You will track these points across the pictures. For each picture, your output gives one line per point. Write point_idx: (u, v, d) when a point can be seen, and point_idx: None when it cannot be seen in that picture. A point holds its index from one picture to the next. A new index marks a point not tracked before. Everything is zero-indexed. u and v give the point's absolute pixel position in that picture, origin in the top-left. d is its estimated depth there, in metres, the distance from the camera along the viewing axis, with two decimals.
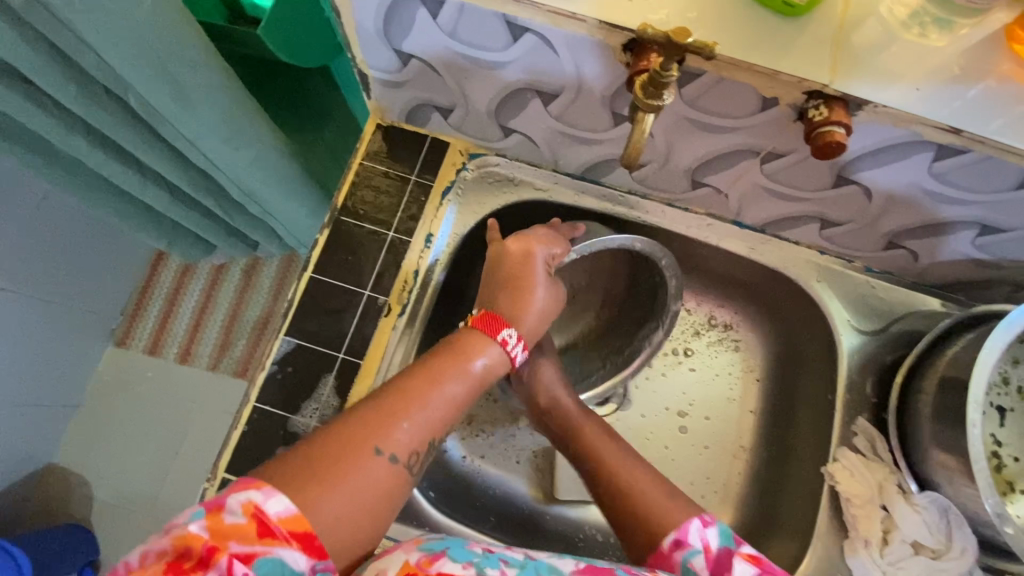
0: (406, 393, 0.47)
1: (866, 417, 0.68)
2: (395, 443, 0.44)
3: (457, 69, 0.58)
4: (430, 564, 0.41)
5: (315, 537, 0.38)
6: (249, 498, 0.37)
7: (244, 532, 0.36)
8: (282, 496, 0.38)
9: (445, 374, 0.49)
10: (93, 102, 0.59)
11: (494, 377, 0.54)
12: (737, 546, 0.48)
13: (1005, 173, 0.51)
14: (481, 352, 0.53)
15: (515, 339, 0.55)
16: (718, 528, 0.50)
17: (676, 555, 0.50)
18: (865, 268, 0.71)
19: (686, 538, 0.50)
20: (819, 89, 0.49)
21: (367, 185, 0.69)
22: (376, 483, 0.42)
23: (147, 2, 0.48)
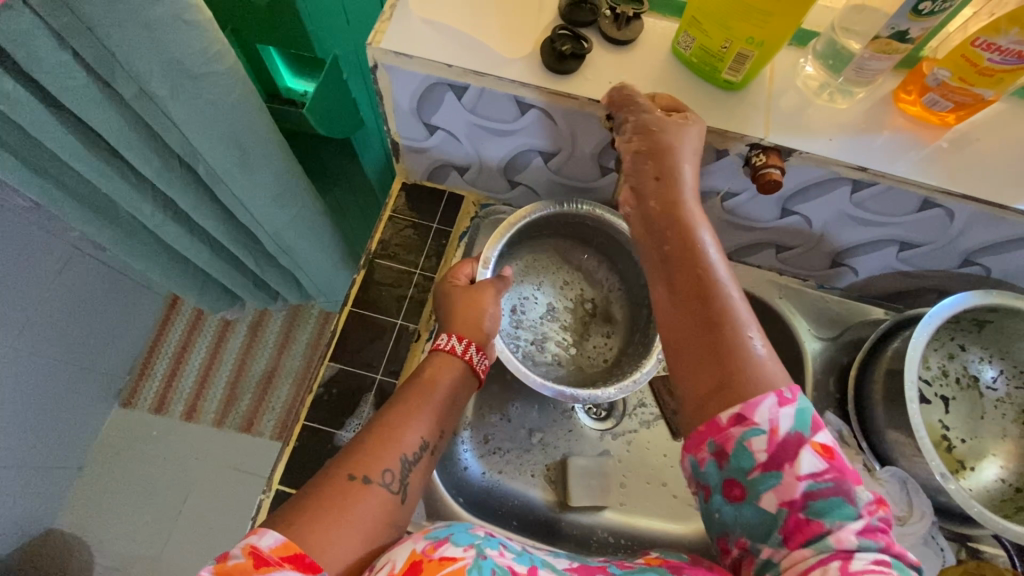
0: (381, 429, 0.59)
1: (832, 410, 0.79)
2: (379, 472, 0.56)
3: (476, 137, 0.73)
4: (434, 550, 0.49)
5: (305, 556, 0.47)
6: (246, 542, 0.46)
7: (244, 568, 0.45)
8: (270, 533, 0.47)
9: (417, 406, 0.62)
10: (171, 171, 0.75)
11: (460, 391, 0.67)
12: (810, 436, 0.46)
13: (908, 200, 0.65)
14: (444, 378, 0.66)
15: (457, 342, 0.68)
16: (794, 408, 0.47)
17: (735, 429, 0.47)
18: (818, 285, 0.86)
19: (755, 416, 0.47)
20: (757, 141, 0.62)
21: (396, 234, 0.85)
22: (371, 508, 0.53)
23: (235, 96, 0.65)
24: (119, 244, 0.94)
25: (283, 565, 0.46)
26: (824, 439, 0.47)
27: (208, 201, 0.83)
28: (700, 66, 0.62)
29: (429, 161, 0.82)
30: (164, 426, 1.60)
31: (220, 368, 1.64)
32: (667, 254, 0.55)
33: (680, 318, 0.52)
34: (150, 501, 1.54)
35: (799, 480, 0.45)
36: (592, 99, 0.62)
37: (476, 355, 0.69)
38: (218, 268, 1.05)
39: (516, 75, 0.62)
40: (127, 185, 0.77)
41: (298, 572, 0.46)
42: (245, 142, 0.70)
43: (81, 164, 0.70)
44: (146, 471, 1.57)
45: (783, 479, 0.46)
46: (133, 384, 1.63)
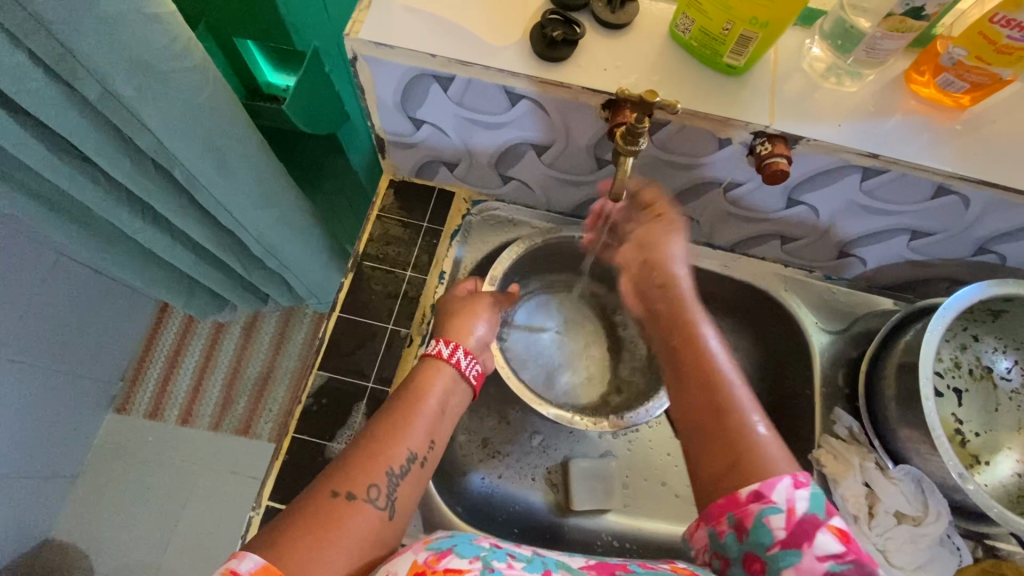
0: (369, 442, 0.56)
1: (842, 406, 0.76)
2: (365, 489, 0.52)
3: (464, 131, 0.69)
4: (437, 562, 0.46)
5: None
6: (227, 566, 0.44)
7: None
8: (250, 555, 0.44)
9: (406, 412, 0.59)
10: (144, 175, 0.71)
11: (454, 396, 0.63)
12: (827, 516, 0.48)
13: (920, 187, 0.62)
14: (435, 383, 0.62)
15: (446, 346, 0.65)
16: (810, 492, 0.49)
17: (754, 506, 0.49)
18: (825, 277, 0.83)
19: (770, 492, 0.49)
20: (762, 129, 0.59)
21: (385, 234, 0.81)
22: (356, 527, 0.50)
23: (206, 96, 0.61)
24: (99, 250, 0.91)
25: None
26: (841, 522, 0.48)
27: (187, 205, 0.79)
28: (700, 49, 0.59)
29: (417, 156, 0.78)
30: (160, 432, 1.57)
31: (215, 372, 1.61)
32: (675, 348, 0.62)
33: (692, 405, 0.58)
34: (147, 509, 1.52)
35: (818, 557, 0.46)
36: (586, 88, 0.58)
37: (465, 359, 0.65)
38: (204, 273, 1.01)
39: (504, 65, 0.58)
40: (101, 191, 0.73)
41: None
42: (220, 142, 0.67)
43: (49, 170, 0.67)
44: (142, 478, 1.54)
45: (803, 558, 0.47)
46: (127, 390, 1.60)
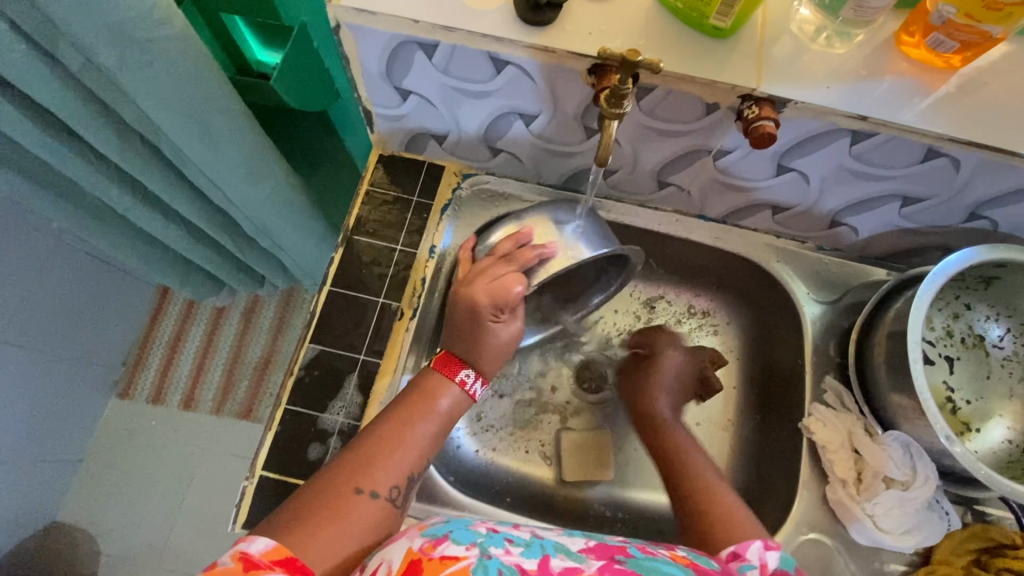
0: (376, 441, 0.59)
1: (833, 375, 0.76)
2: (376, 482, 0.56)
3: (451, 101, 0.69)
4: (433, 548, 0.46)
5: (295, 559, 0.48)
6: (237, 549, 0.47)
7: (231, 572, 0.46)
8: (260, 538, 0.48)
9: (414, 416, 0.62)
10: (132, 149, 0.71)
11: (460, 413, 0.67)
12: (799, 569, 0.51)
13: (910, 150, 0.61)
14: (446, 393, 0.66)
15: (472, 378, 0.68)
16: (781, 553, 0.54)
17: (732, 565, 0.54)
18: (817, 247, 0.82)
19: (744, 552, 0.55)
20: (749, 92, 0.58)
21: (375, 208, 0.81)
22: (365, 515, 0.54)
23: (189, 65, 0.61)
24: (93, 230, 0.91)
25: (273, 569, 0.47)
26: (813, 573, 0.51)
27: (177, 183, 0.79)
28: (687, 12, 0.58)
29: (405, 129, 0.77)
30: (162, 416, 1.59)
31: (215, 356, 1.62)
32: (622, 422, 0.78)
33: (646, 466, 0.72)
34: (152, 491, 1.54)
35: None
36: (572, 52, 0.58)
37: (478, 388, 0.69)
38: (198, 253, 1.01)
39: (489, 30, 0.58)
40: (91, 168, 0.73)
41: None
42: (205, 115, 0.66)
43: (38, 146, 0.67)
44: (146, 462, 1.56)
45: None
46: (129, 375, 1.62)
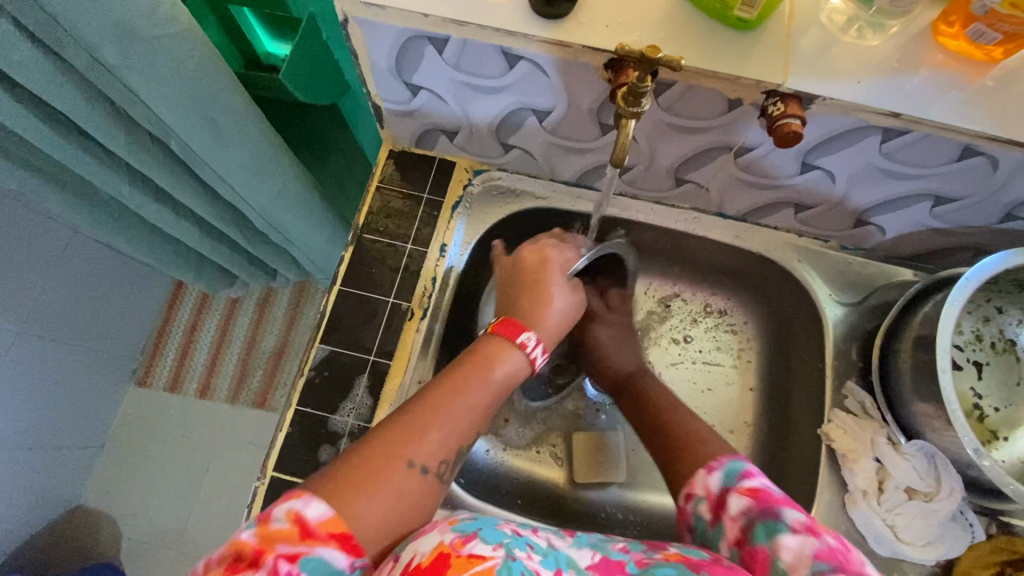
0: (425, 409, 0.53)
1: (855, 380, 0.74)
2: (424, 454, 0.51)
3: (462, 97, 0.67)
4: (463, 545, 0.43)
5: (351, 536, 0.45)
6: (291, 506, 0.45)
7: (289, 535, 0.43)
8: (317, 504, 0.45)
9: (467, 386, 0.56)
10: (140, 147, 0.70)
11: (518, 381, 0.60)
12: (738, 482, 0.53)
13: (945, 148, 0.58)
14: (502, 363, 0.59)
15: (534, 341, 0.61)
16: (829, 538, 0.46)
17: (764, 548, 0.47)
18: (840, 247, 0.80)
19: (692, 489, 0.56)
20: (774, 88, 0.55)
21: (385, 205, 0.80)
22: (409, 489, 0.49)
23: (195, 61, 0.60)
24: (107, 226, 0.91)
25: (329, 542, 0.44)
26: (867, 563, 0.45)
27: (187, 179, 0.79)
28: (709, 3, 0.54)
29: (416, 125, 0.76)
30: (179, 405, 1.60)
31: (231, 346, 1.62)
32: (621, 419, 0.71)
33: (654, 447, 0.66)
34: (171, 477, 1.56)
35: (736, 519, 0.50)
36: (587, 46, 0.55)
37: (540, 356, 0.62)
38: (210, 248, 1.01)
39: (500, 23, 0.55)
40: (100, 166, 0.73)
41: (343, 554, 0.44)
42: (213, 109, 0.65)
43: (47, 144, 0.66)
44: (165, 448, 1.58)
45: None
46: (146, 364, 1.62)
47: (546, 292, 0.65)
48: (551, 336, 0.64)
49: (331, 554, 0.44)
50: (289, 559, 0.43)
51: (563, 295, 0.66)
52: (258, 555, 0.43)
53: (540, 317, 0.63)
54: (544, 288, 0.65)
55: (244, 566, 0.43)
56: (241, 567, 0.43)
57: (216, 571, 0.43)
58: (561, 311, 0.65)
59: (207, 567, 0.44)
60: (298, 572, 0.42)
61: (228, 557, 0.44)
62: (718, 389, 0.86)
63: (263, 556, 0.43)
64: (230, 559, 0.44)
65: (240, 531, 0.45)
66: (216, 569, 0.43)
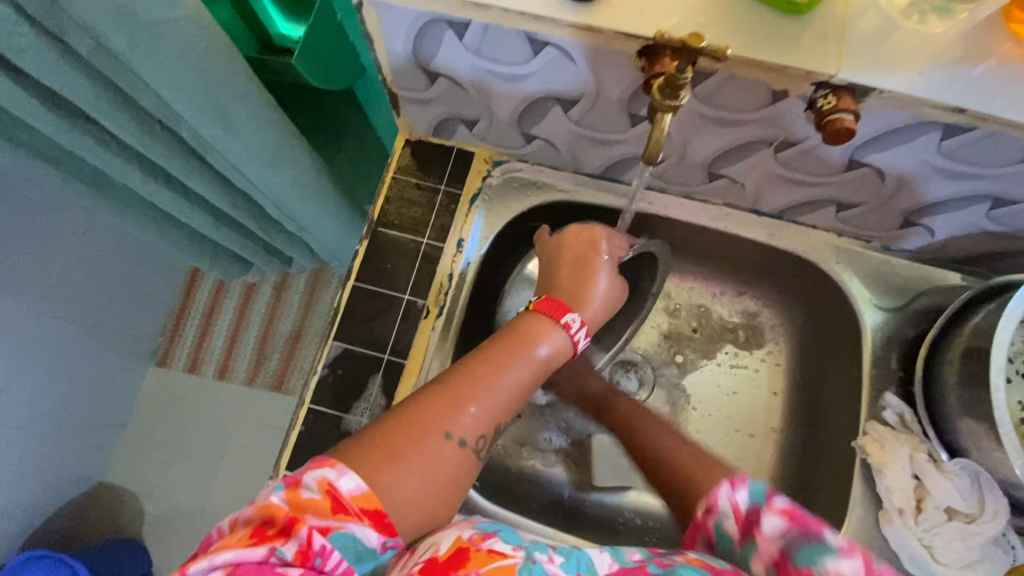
0: (461, 382, 0.48)
1: (894, 391, 0.70)
2: (461, 427, 0.45)
3: (483, 85, 0.63)
4: (481, 541, 0.40)
5: (384, 515, 0.40)
6: (323, 475, 0.39)
7: (319, 507, 0.38)
8: (352, 475, 0.39)
9: (507, 360, 0.51)
10: (150, 135, 0.68)
11: (558, 362, 0.55)
12: (768, 500, 0.45)
13: (1011, 147, 0.53)
14: (544, 340, 0.54)
15: (577, 323, 0.57)
16: (751, 487, 0.47)
17: (709, 521, 0.48)
18: (882, 247, 0.75)
19: (715, 502, 0.48)
20: (825, 80, 0.50)
21: (401, 197, 0.77)
22: (445, 463, 0.44)
23: (203, 45, 0.57)
24: (121, 213, 0.90)
25: (361, 520, 0.38)
26: (785, 500, 0.45)
27: (200, 168, 0.77)
28: None
29: (434, 114, 0.72)
30: (200, 386, 1.41)
31: (249, 329, 1.42)
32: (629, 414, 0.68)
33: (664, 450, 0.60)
34: (163, 471, 1.38)
35: (772, 541, 0.43)
36: (620, 32, 0.51)
37: (582, 339, 0.57)
38: (224, 236, 1.00)
39: (526, 6, 0.51)
40: (110, 154, 0.71)
41: (373, 532, 0.39)
42: (221, 98, 0.63)
43: (56, 133, 0.65)
44: (156, 438, 1.39)
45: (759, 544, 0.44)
46: (167, 343, 1.43)
47: (593, 278, 0.61)
48: (593, 317, 0.61)
49: (362, 531, 0.38)
50: (321, 532, 0.37)
51: (608, 279, 0.62)
52: (290, 524, 0.37)
53: (582, 301, 0.60)
54: (589, 269, 0.62)
55: (271, 535, 0.37)
56: (269, 534, 0.37)
57: (241, 534, 0.37)
58: (605, 297, 0.62)
59: (231, 528, 0.38)
60: (330, 549, 0.36)
61: (253, 520, 0.38)
62: (743, 391, 0.83)
63: (295, 526, 0.37)
64: (257, 522, 0.38)
65: (266, 493, 0.39)
66: (237, 534, 0.37)
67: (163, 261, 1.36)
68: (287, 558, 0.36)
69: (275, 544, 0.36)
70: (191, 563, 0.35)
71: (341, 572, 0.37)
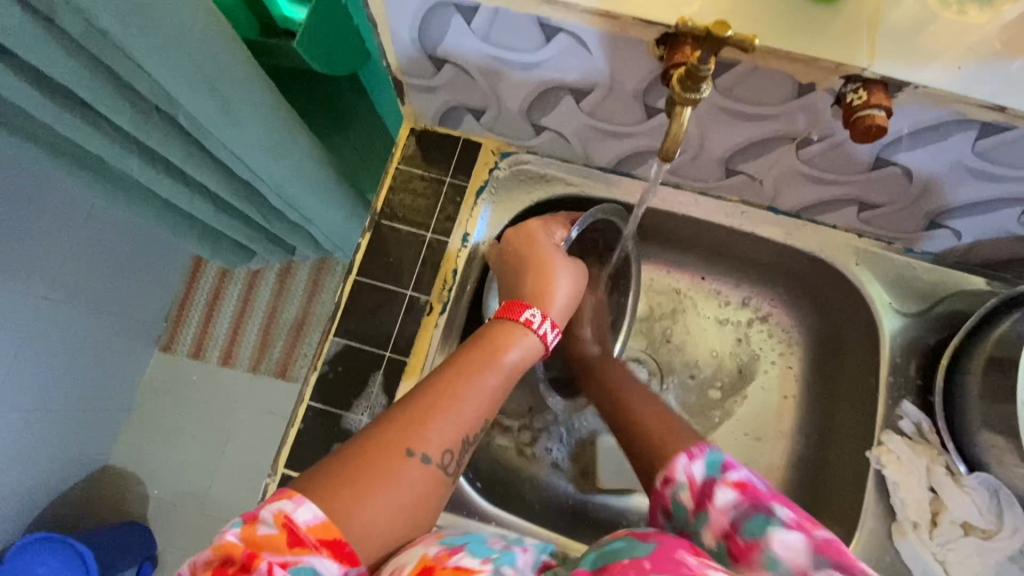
0: (425, 396, 0.46)
1: (912, 399, 0.68)
2: (425, 442, 0.43)
3: (492, 73, 0.60)
4: (447, 558, 0.37)
5: (345, 543, 0.37)
6: (280, 508, 0.36)
7: (276, 542, 0.35)
8: (310, 505, 0.37)
9: (472, 367, 0.48)
10: (147, 121, 0.66)
11: (529, 365, 0.53)
12: (723, 472, 0.44)
13: None
14: (512, 343, 0.52)
15: (540, 318, 0.54)
16: (707, 458, 0.46)
17: (666, 491, 0.46)
18: (904, 250, 0.71)
19: (673, 473, 0.46)
20: (858, 72, 0.47)
21: (405, 188, 0.74)
22: (411, 482, 0.42)
23: (200, 27, 0.54)
24: (120, 199, 0.88)
25: (320, 551, 0.36)
26: (740, 472, 0.44)
27: (200, 156, 0.75)
28: None
29: (440, 102, 0.69)
30: (204, 373, 1.40)
31: (252, 317, 1.41)
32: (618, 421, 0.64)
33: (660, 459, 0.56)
34: (166, 457, 1.37)
35: (724, 514, 0.43)
36: (638, 18, 0.47)
37: (551, 334, 0.54)
38: (225, 224, 0.98)
39: None
40: (106, 140, 0.69)
41: (335, 563, 0.36)
42: (220, 86, 0.60)
43: (50, 118, 0.63)
44: (160, 423, 1.39)
45: (711, 516, 0.43)
46: (170, 330, 1.42)
47: (550, 277, 0.58)
48: (559, 314, 0.57)
49: (323, 563, 0.35)
50: (281, 566, 0.34)
51: (567, 274, 0.59)
52: (249, 561, 0.34)
53: (546, 298, 0.57)
54: (545, 270, 0.58)
55: (230, 574, 0.34)
56: (228, 573, 0.34)
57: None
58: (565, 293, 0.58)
59: (191, 571, 0.36)
60: None
61: (212, 560, 0.35)
62: (754, 394, 0.81)
63: (254, 562, 0.34)
64: (217, 562, 0.35)
65: (222, 532, 0.36)
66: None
67: (166, 247, 1.35)
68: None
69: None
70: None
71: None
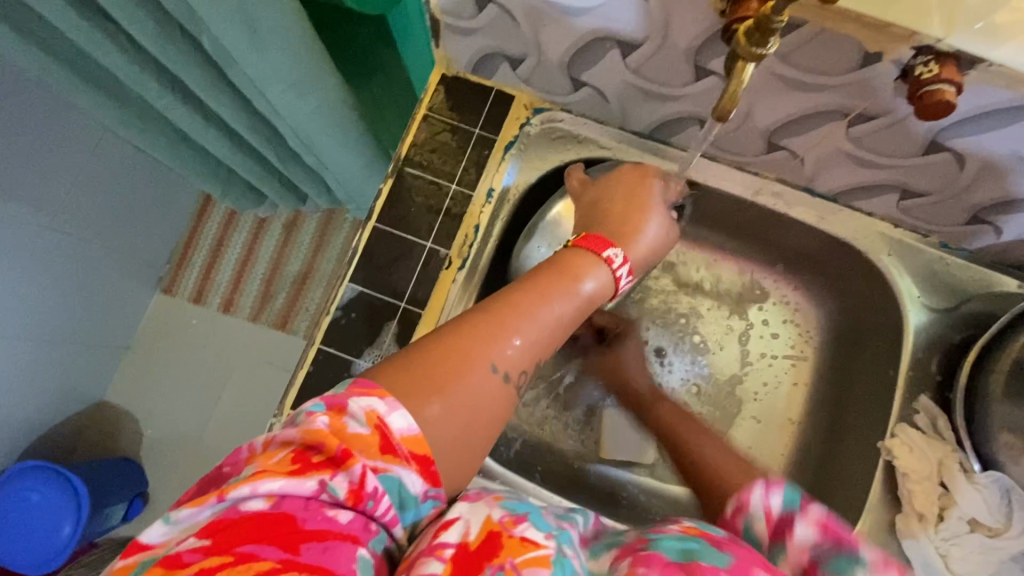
0: (507, 310, 0.43)
1: (929, 395, 0.67)
2: (506, 359, 0.41)
3: (535, 17, 0.57)
4: (513, 525, 0.34)
5: (433, 460, 0.35)
6: (372, 408, 0.33)
7: (367, 444, 0.33)
8: (405, 412, 0.34)
9: (550, 291, 0.46)
10: (167, 40, 0.62)
11: (600, 302, 0.51)
12: (805, 509, 0.39)
13: None
14: (588, 274, 0.50)
15: (620, 259, 0.53)
16: (785, 491, 0.41)
17: (737, 522, 0.41)
18: (940, 244, 0.69)
19: (745, 503, 0.42)
20: (931, 43, 0.44)
21: (431, 137, 0.72)
22: (491, 397, 0.39)
23: None
24: (132, 125, 0.85)
25: (409, 464, 0.34)
26: (824, 510, 0.38)
27: (221, 85, 0.71)
28: None
29: (476, 48, 0.66)
30: (205, 317, 1.39)
31: (257, 264, 1.39)
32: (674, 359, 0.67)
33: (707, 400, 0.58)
34: (162, 398, 1.37)
35: (803, 551, 0.37)
36: None
37: (625, 278, 0.53)
38: (239, 163, 0.95)
39: None
40: (123, 56, 0.66)
41: (420, 479, 0.34)
42: (251, 7, 0.57)
43: (65, 24, 0.60)
44: (157, 365, 1.38)
45: (787, 554, 0.38)
46: (173, 271, 1.40)
47: (640, 218, 0.59)
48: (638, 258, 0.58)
49: (409, 477, 0.34)
50: (373, 472, 0.32)
51: (656, 224, 0.59)
52: (342, 457, 0.32)
53: (632, 240, 0.57)
54: (637, 210, 0.59)
55: (316, 464, 0.31)
56: (314, 461, 0.32)
57: (279, 455, 0.32)
58: (652, 238, 0.59)
59: (266, 447, 0.32)
60: (381, 492, 0.32)
61: (295, 441, 0.32)
62: (768, 381, 0.80)
63: (348, 461, 0.32)
64: (300, 445, 0.32)
65: (304, 413, 0.33)
66: (273, 456, 0.32)
67: (172, 185, 1.31)
68: (339, 498, 0.31)
69: (324, 477, 0.31)
70: (224, 487, 0.30)
71: (388, 520, 0.33)
